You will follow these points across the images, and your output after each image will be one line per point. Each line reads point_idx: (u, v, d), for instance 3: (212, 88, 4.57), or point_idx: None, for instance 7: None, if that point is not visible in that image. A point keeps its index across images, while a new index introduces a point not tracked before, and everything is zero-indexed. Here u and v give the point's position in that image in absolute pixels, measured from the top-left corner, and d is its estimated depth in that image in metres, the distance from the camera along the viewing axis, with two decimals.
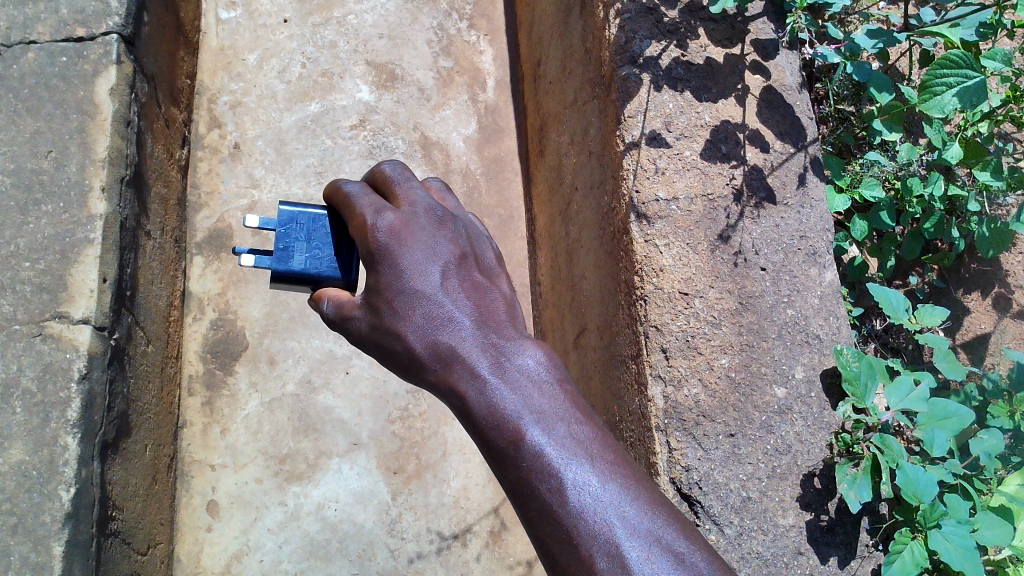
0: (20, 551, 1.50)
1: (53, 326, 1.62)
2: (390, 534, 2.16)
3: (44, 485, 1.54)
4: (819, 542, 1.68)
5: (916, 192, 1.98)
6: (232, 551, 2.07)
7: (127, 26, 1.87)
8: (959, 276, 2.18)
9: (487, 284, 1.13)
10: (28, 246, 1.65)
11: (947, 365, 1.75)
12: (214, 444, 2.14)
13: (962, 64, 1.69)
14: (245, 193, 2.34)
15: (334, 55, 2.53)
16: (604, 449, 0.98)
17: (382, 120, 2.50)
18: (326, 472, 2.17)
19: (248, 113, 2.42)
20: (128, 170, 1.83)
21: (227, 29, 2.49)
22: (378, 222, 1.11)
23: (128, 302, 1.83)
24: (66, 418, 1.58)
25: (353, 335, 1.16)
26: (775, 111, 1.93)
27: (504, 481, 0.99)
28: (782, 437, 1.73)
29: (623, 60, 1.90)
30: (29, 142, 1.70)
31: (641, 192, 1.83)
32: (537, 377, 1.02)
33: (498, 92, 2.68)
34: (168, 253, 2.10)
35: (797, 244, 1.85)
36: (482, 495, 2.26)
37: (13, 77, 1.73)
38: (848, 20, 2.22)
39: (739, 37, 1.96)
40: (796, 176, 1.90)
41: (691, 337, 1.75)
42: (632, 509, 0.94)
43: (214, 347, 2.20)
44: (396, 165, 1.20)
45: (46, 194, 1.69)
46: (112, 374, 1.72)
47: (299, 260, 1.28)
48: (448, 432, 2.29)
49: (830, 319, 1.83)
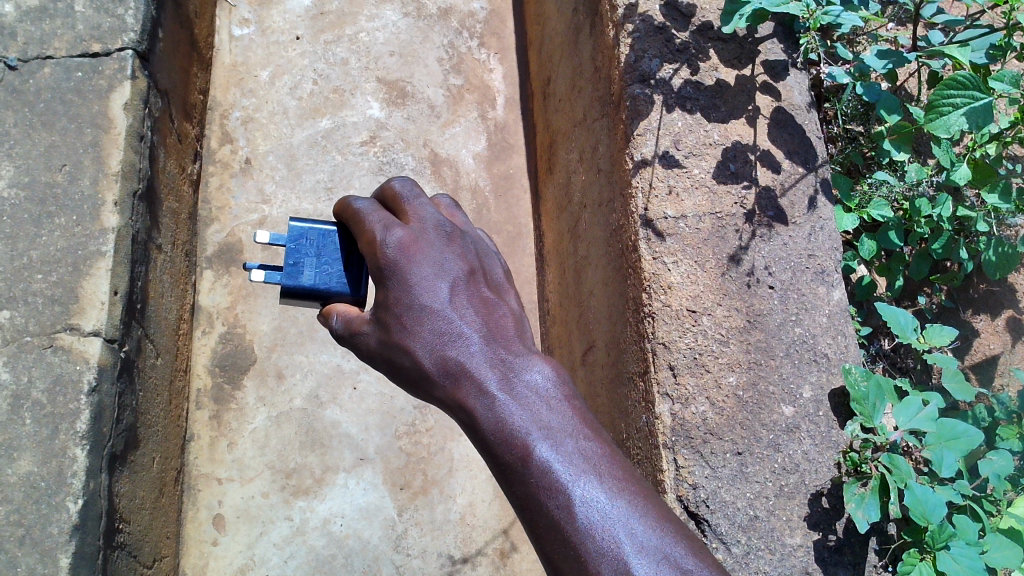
0: (26, 563, 1.50)
1: (64, 339, 1.63)
2: (396, 550, 2.16)
3: (52, 496, 1.55)
4: (827, 563, 1.67)
5: (924, 213, 1.99)
6: (237, 565, 2.07)
7: (142, 43, 1.89)
8: (968, 296, 2.18)
9: (496, 299, 1.14)
10: (41, 259, 1.66)
11: (956, 386, 1.74)
12: (221, 457, 2.14)
13: (968, 85, 1.70)
14: (256, 208, 2.35)
15: (345, 72, 2.55)
16: (612, 465, 0.98)
17: (392, 136, 2.52)
18: (332, 487, 2.17)
19: (259, 129, 2.44)
20: (141, 184, 1.84)
21: (240, 45, 2.51)
22: (387, 238, 1.12)
23: (138, 315, 1.84)
24: (75, 430, 1.59)
25: (362, 351, 1.16)
26: (784, 130, 1.94)
27: (512, 496, 0.99)
28: (790, 455, 1.72)
29: (633, 78, 1.92)
30: (43, 157, 1.72)
31: (650, 210, 1.84)
32: (546, 392, 1.03)
33: (508, 110, 2.69)
34: (178, 266, 2.12)
35: (805, 263, 1.85)
36: (488, 512, 2.25)
37: (29, 91, 1.75)
38: (857, 40, 2.23)
39: (748, 57, 1.97)
40: (805, 195, 1.90)
41: (699, 354, 1.75)
42: (640, 526, 0.94)
43: (222, 360, 2.21)
44: (405, 181, 1.21)
45: (59, 207, 1.70)
46: (121, 387, 1.73)
47: (308, 275, 1.29)
48: (454, 448, 2.29)
49: (839, 338, 1.82)
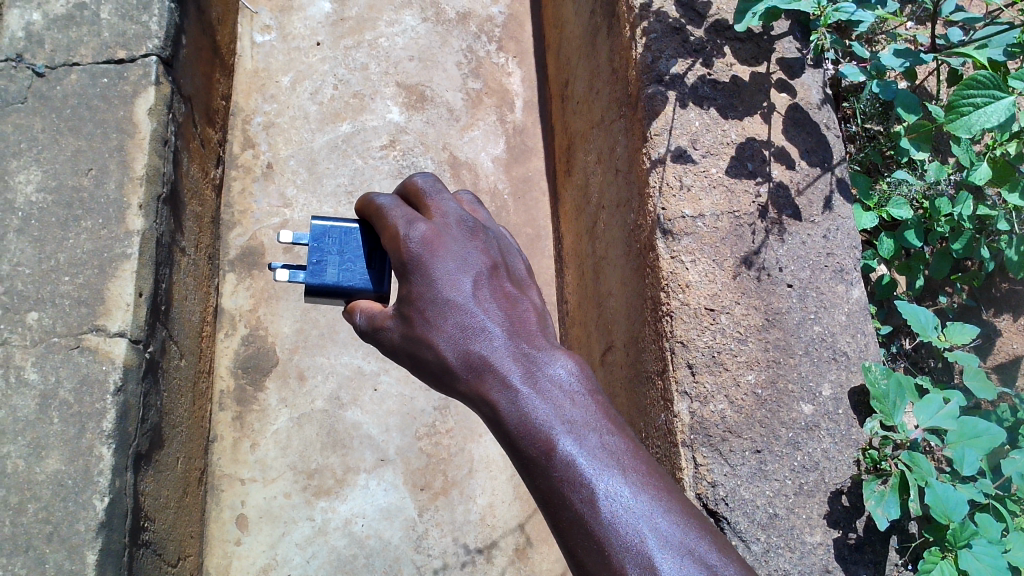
0: (54, 559, 1.53)
1: (90, 339, 1.66)
2: (416, 550, 2.17)
3: (79, 494, 1.57)
4: (848, 561, 1.66)
5: (945, 212, 1.98)
6: (260, 565, 2.09)
7: (166, 49, 1.92)
8: (990, 295, 2.17)
9: (518, 294, 1.15)
10: (68, 261, 1.70)
11: (978, 384, 1.72)
12: (244, 458, 2.17)
13: (989, 85, 1.68)
14: (277, 212, 2.38)
15: (366, 77, 2.58)
16: (635, 460, 0.99)
17: (412, 140, 2.54)
18: (353, 488, 2.19)
19: (281, 133, 2.47)
20: (164, 188, 1.87)
21: (261, 52, 2.55)
22: (411, 234, 1.14)
23: (163, 317, 1.87)
24: (101, 429, 1.62)
25: (385, 346, 1.18)
26: (802, 129, 1.94)
27: (536, 490, 1.00)
28: (809, 453, 1.72)
29: (650, 78, 1.92)
30: (70, 161, 1.75)
31: (668, 209, 1.84)
32: (570, 387, 1.04)
33: (527, 113, 2.71)
34: (201, 269, 2.15)
35: (823, 261, 1.85)
36: (509, 512, 2.26)
37: (56, 97, 1.78)
38: (875, 39, 2.24)
39: (765, 55, 1.97)
40: (822, 195, 1.90)
41: (717, 352, 1.75)
42: (664, 521, 0.94)
43: (245, 362, 2.24)
44: (428, 178, 1.22)
45: (85, 211, 1.73)
46: (146, 386, 1.76)
47: (332, 273, 1.31)
48: (475, 449, 2.30)
49: (858, 336, 1.82)
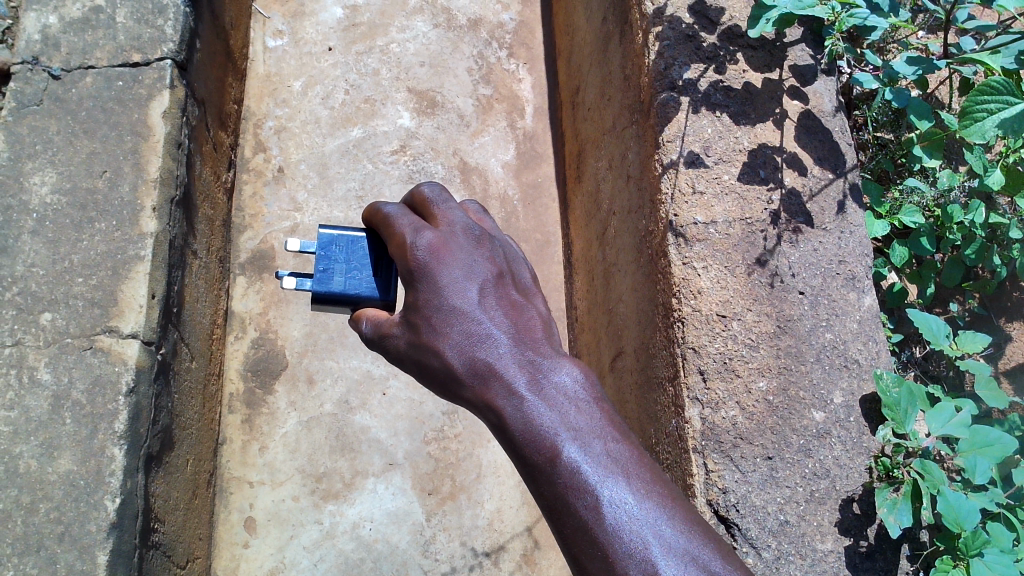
0: (66, 559, 1.53)
1: (103, 340, 1.67)
2: (424, 555, 2.17)
3: (91, 494, 1.58)
4: (859, 569, 1.66)
5: (957, 219, 1.96)
6: (268, 567, 2.09)
7: (181, 52, 1.93)
8: (1000, 305, 2.17)
9: (524, 302, 1.16)
10: (82, 262, 1.70)
11: (988, 393, 1.72)
12: (252, 461, 2.17)
13: (1002, 91, 1.69)
14: (288, 216, 2.40)
15: (377, 82, 2.59)
16: (640, 468, 0.99)
17: (423, 145, 2.55)
18: (361, 491, 2.19)
19: (292, 138, 2.48)
20: (178, 191, 1.88)
21: (273, 57, 2.56)
22: (417, 241, 1.14)
23: (174, 318, 1.88)
24: (113, 430, 1.62)
25: (391, 353, 1.18)
26: (813, 136, 1.94)
27: (540, 497, 1.00)
28: (821, 461, 1.72)
29: (663, 85, 1.93)
30: (85, 163, 1.76)
31: (680, 215, 1.84)
32: (575, 395, 1.04)
33: (537, 119, 2.72)
34: (213, 271, 2.16)
35: (836, 268, 1.85)
36: (516, 518, 2.27)
37: (72, 100, 1.80)
38: (887, 48, 2.25)
39: (778, 63, 1.97)
40: (834, 202, 1.90)
41: (728, 358, 1.75)
42: (668, 528, 0.95)
43: (255, 365, 2.24)
44: (435, 186, 1.23)
45: (99, 212, 1.74)
46: (158, 388, 1.76)
47: (338, 281, 1.31)
48: (483, 454, 2.30)
49: (870, 344, 1.82)
